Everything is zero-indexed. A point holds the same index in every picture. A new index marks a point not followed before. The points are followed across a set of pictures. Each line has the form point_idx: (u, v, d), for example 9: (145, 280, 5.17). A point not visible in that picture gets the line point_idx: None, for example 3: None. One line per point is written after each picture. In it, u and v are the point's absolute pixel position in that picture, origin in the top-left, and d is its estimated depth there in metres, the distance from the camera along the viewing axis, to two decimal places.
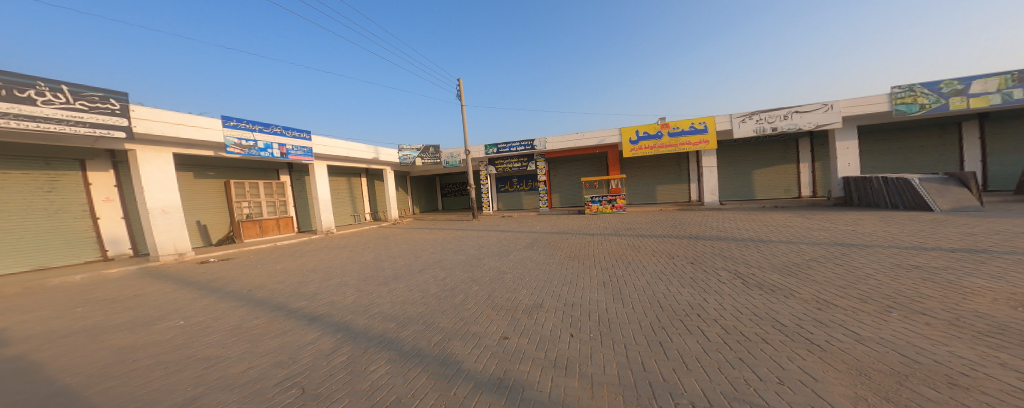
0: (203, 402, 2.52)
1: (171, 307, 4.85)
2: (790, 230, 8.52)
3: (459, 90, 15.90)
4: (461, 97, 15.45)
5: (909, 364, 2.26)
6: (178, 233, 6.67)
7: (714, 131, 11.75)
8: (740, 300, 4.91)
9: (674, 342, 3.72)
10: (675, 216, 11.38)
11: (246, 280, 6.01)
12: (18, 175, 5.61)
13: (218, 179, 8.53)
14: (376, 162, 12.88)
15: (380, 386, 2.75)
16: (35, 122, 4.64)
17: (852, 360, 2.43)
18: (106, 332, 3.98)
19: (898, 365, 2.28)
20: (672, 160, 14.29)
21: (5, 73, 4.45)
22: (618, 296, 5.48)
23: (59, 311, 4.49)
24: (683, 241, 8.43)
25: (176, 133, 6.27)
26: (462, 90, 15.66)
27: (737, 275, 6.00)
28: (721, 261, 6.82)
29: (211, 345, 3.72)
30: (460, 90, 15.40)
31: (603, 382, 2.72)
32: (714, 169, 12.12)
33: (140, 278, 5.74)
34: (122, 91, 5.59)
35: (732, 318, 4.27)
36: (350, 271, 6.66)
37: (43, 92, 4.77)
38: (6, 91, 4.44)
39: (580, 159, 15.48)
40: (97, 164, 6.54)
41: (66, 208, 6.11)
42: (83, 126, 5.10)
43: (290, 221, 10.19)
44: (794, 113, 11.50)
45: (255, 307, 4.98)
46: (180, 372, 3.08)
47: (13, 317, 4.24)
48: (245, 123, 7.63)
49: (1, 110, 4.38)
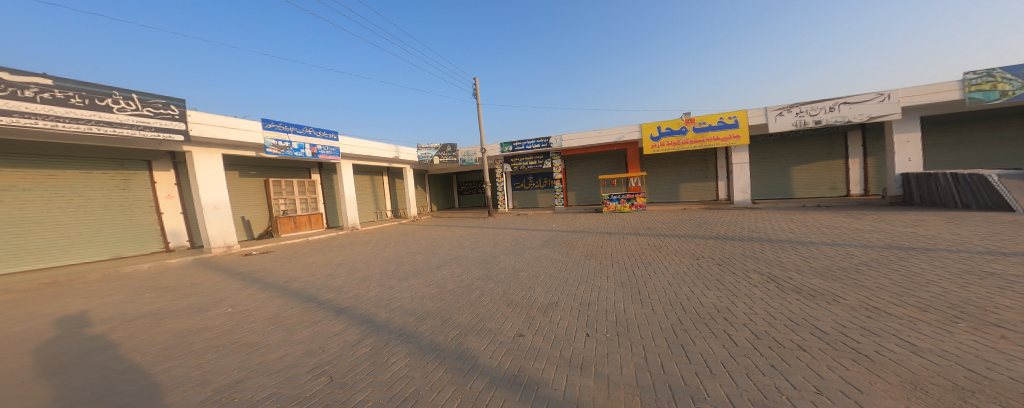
0: (246, 385, 2.80)
1: (221, 295, 5.42)
2: (833, 231, 7.80)
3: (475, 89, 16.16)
4: (477, 96, 15.71)
5: (977, 380, 2.01)
6: (226, 226, 7.42)
7: (746, 126, 11.09)
8: (773, 304, 4.58)
9: (697, 345, 3.56)
10: (701, 215, 10.83)
11: (283, 273, 6.56)
12: (98, 175, 6.54)
13: (260, 178, 9.41)
14: (397, 161, 13.50)
15: (399, 378, 2.90)
16: (111, 127, 5.41)
17: (906, 372, 2.20)
18: (170, 317, 4.52)
19: (962, 381, 2.03)
20: (698, 157, 13.59)
21: (88, 85, 5.22)
22: (637, 296, 5.32)
23: (131, 297, 5.17)
24: (709, 241, 7.99)
25: (224, 135, 7.00)
26: (478, 89, 15.90)
27: (770, 278, 5.59)
28: (752, 263, 6.39)
29: (253, 332, 4.12)
30: (475, 89, 15.63)
31: (619, 383, 2.69)
32: (746, 165, 11.46)
33: (196, 269, 6.45)
34: (181, 99, 6.35)
35: (764, 323, 4.01)
36: (372, 266, 7.03)
37: (118, 100, 5.53)
38: (89, 101, 5.21)
39: (598, 156, 15.15)
40: (161, 164, 7.47)
41: (135, 203, 7.01)
42: (149, 130, 5.86)
43: (321, 217, 10.91)
44: (842, 104, 10.51)
45: (290, 297, 5.42)
46: (228, 356, 3.44)
47: (97, 301, 4.96)
48: (282, 126, 8.41)
49: (85, 117, 5.16)
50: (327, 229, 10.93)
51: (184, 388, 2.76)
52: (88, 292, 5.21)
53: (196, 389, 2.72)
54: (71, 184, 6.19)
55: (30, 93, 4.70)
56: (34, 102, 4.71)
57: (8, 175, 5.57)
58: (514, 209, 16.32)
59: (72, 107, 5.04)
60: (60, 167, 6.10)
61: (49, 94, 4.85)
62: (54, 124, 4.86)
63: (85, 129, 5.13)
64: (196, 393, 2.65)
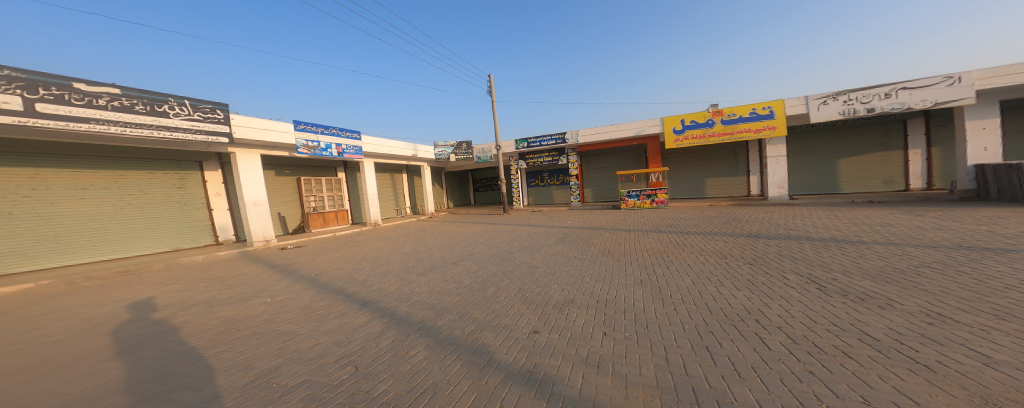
0: (282, 371, 3.05)
1: (261, 286, 5.91)
2: (887, 229, 7.00)
3: (490, 87, 16.36)
4: (491, 93, 15.93)
5: None
6: (265, 222, 8.14)
7: (783, 117, 10.32)
8: (814, 307, 4.19)
9: (723, 347, 3.35)
10: (729, 212, 10.17)
11: (314, 266, 7.05)
12: (160, 174, 7.43)
13: (294, 177, 10.20)
14: (415, 159, 14.02)
15: (418, 370, 3.01)
16: (168, 131, 6.15)
17: (975, 386, 1.92)
18: (219, 305, 5.03)
19: None
20: (728, 150, 12.79)
21: (149, 93, 5.96)
22: (658, 295, 5.09)
23: (188, 285, 5.81)
24: (739, 239, 7.48)
25: (261, 136, 7.72)
26: (492, 86, 16.06)
27: (810, 280, 5.12)
28: (790, 263, 5.89)
29: (288, 321, 4.47)
30: (490, 86, 15.83)
31: (638, 383, 2.60)
32: (783, 159, 10.64)
33: (241, 261, 7.11)
34: (225, 103, 7.07)
35: (801, 326, 3.70)
36: (393, 261, 7.34)
37: (173, 106, 6.25)
38: (151, 107, 5.95)
39: (616, 151, 14.75)
40: (210, 164, 8.33)
41: (189, 200, 7.89)
42: (200, 133, 6.58)
43: (346, 213, 11.59)
44: (900, 89, 9.44)
45: (320, 290, 5.81)
46: (267, 343, 3.76)
47: (160, 288, 5.63)
48: (311, 127, 9.10)
49: (147, 122, 5.90)
50: (352, 225, 11.55)
51: (230, 371, 3.05)
52: (154, 280, 5.93)
53: (241, 373, 3.00)
54: (138, 182, 7.08)
55: (104, 101, 5.43)
56: (107, 110, 5.45)
57: (90, 175, 6.47)
58: (529, 205, 16.37)
59: (137, 113, 5.78)
60: (130, 168, 6.99)
61: (119, 102, 5.58)
62: (123, 129, 5.60)
63: (147, 133, 5.88)
64: (240, 377, 2.93)
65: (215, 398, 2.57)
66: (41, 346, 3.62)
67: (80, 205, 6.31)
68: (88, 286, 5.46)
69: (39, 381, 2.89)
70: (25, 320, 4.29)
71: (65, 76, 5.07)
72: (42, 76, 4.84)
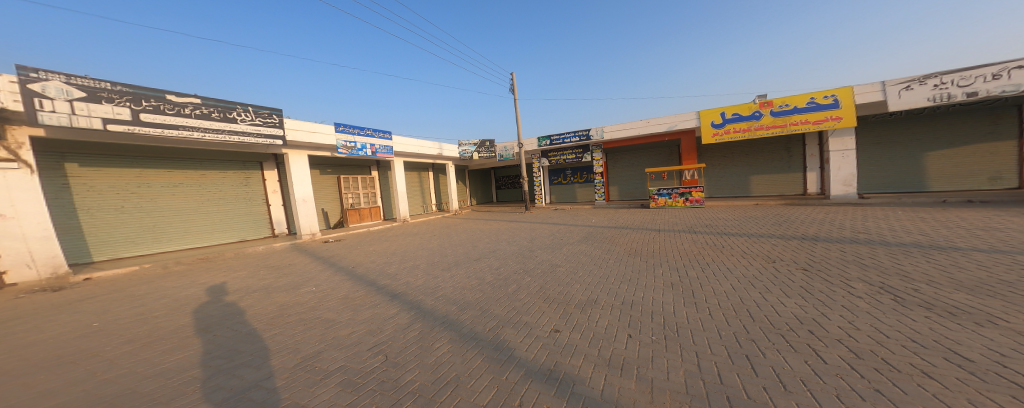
0: (323, 355, 3.35)
1: (308, 276, 6.56)
2: (994, 232, 5.74)
3: (512, 85, 16.57)
4: (513, 91, 16.12)
5: None
6: (312, 217, 9.09)
7: (850, 105, 9.04)
8: (888, 320, 3.54)
9: (766, 358, 2.97)
10: (780, 212, 9.10)
11: (351, 258, 7.67)
12: (232, 174, 8.71)
13: (335, 176, 11.24)
14: (441, 158, 14.67)
15: (442, 362, 3.11)
16: (237, 135, 7.19)
17: None
18: (275, 292, 5.68)
19: None
20: (780, 144, 11.48)
21: (221, 102, 7.03)
22: (691, 299, 4.69)
23: (252, 273, 6.65)
24: (793, 242, 6.63)
25: (307, 138, 8.71)
26: (514, 84, 16.23)
27: (883, 289, 4.35)
28: (856, 270, 5.07)
29: (330, 309, 4.90)
30: (513, 84, 15.99)
31: (665, 388, 2.42)
32: (851, 153, 9.30)
33: (293, 252, 7.98)
34: (279, 109, 8.07)
35: (867, 340, 3.16)
36: (420, 256, 7.70)
37: (241, 113, 7.31)
38: (224, 114, 7.02)
39: (647, 148, 14.02)
40: (269, 165, 9.54)
41: (253, 196, 9.14)
42: (261, 136, 7.62)
43: (378, 210, 12.49)
44: (1014, 69, 7.67)
45: (356, 281, 6.29)
46: (312, 329, 4.15)
47: (230, 275, 6.51)
48: (349, 129, 10.02)
49: (221, 128, 6.97)
50: (383, 221, 12.40)
51: (282, 353, 3.42)
52: (228, 267, 6.90)
53: (290, 355, 3.36)
54: (215, 181, 8.38)
55: (189, 110, 6.54)
56: (191, 117, 6.55)
57: (180, 175, 7.77)
58: (551, 203, 16.21)
59: (213, 120, 6.86)
60: (208, 168, 8.27)
61: (200, 111, 6.68)
62: (203, 134, 6.70)
63: (220, 137, 6.94)
64: (290, 359, 3.27)
65: (270, 377, 2.89)
66: (145, 321, 4.37)
67: (174, 201, 7.62)
68: (180, 271, 6.50)
69: (143, 351, 3.49)
70: (135, 297, 5.23)
71: (161, 90, 6.20)
72: (145, 91, 5.96)
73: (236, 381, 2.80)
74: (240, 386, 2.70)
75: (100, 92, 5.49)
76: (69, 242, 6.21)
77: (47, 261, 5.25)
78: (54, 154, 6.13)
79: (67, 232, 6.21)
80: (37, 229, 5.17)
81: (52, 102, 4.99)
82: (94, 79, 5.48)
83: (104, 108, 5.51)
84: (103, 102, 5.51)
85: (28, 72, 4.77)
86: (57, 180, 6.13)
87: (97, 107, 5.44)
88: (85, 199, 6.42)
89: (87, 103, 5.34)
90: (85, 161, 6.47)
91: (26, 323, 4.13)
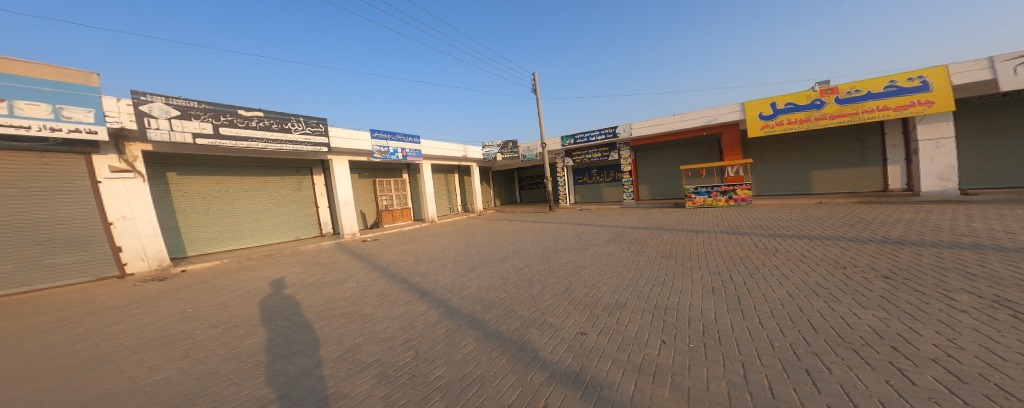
0: (363, 347, 3.58)
1: (349, 272, 7.15)
2: None
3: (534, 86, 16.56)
4: (536, 91, 16.10)
5: None
6: (353, 218, 9.95)
7: (943, 86, 7.55)
8: (1011, 342, 2.74)
9: (832, 373, 2.45)
10: (851, 211, 7.82)
11: (385, 257, 8.20)
12: (289, 179, 9.94)
13: (371, 179, 12.24)
14: (466, 160, 15.18)
15: (468, 360, 3.14)
16: (291, 144, 8.24)
17: None
18: (323, 287, 6.25)
19: None
20: (850, 135, 9.95)
21: (278, 114, 8.09)
22: (736, 305, 4.16)
23: (304, 268, 7.43)
24: (870, 246, 5.62)
25: (347, 144, 9.64)
26: (537, 84, 16.22)
27: (1004, 301, 3.43)
28: (962, 278, 4.12)
29: (368, 304, 5.26)
30: (535, 84, 16.02)
31: (703, 398, 2.13)
32: (946, 140, 7.71)
33: (339, 250, 8.80)
34: (324, 118, 9.04)
35: (974, 362, 2.50)
36: (447, 256, 7.95)
37: (294, 124, 8.35)
38: (280, 125, 8.08)
39: (682, 144, 13.08)
40: (318, 170, 10.72)
41: (305, 199, 10.32)
42: (310, 144, 8.62)
43: (408, 211, 13.22)
44: None
45: (390, 278, 6.69)
46: (353, 322, 4.46)
47: (288, 269, 7.32)
48: (383, 135, 10.88)
49: (279, 138, 8.01)
50: (414, 222, 13.10)
51: (329, 343, 3.73)
52: (287, 263, 7.80)
53: (335, 346, 3.63)
54: (276, 186, 9.61)
55: (255, 123, 7.64)
56: (255, 128, 7.63)
57: (249, 181, 9.03)
58: (577, 204, 15.84)
59: (272, 130, 7.92)
60: (271, 175, 9.52)
61: (263, 123, 7.76)
62: (266, 144, 7.79)
63: (279, 146, 8.01)
64: (335, 349, 3.55)
65: (318, 366, 3.15)
66: (224, 309, 5.08)
67: (245, 203, 8.90)
68: (251, 265, 7.49)
69: (222, 335, 4.05)
70: (218, 287, 6.11)
71: (233, 106, 7.32)
72: (221, 108, 7.11)
73: (292, 367, 3.11)
74: (295, 372, 2.97)
75: (190, 110, 6.68)
76: (170, 239, 7.53)
77: (155, 255, 6.40)
78: (160, 166, 7.52)
79: (169, 231, 7.53)
80: (148, 227, 6.34)
81: (157, 121, 6.20)
82: (186, 100, 6.68)
83: (193, 124, 6.71)
84: (193, 119, 6.70)
85: (140, 97, 5.98)
86: (161, 187, 7.50)
87: (188, 124, 6.65)
88: (179, 202, 7.75)
89: (181, 120, 6.54)
90: (181, 171, 7.84)
91: (142, 307, 5.03)
